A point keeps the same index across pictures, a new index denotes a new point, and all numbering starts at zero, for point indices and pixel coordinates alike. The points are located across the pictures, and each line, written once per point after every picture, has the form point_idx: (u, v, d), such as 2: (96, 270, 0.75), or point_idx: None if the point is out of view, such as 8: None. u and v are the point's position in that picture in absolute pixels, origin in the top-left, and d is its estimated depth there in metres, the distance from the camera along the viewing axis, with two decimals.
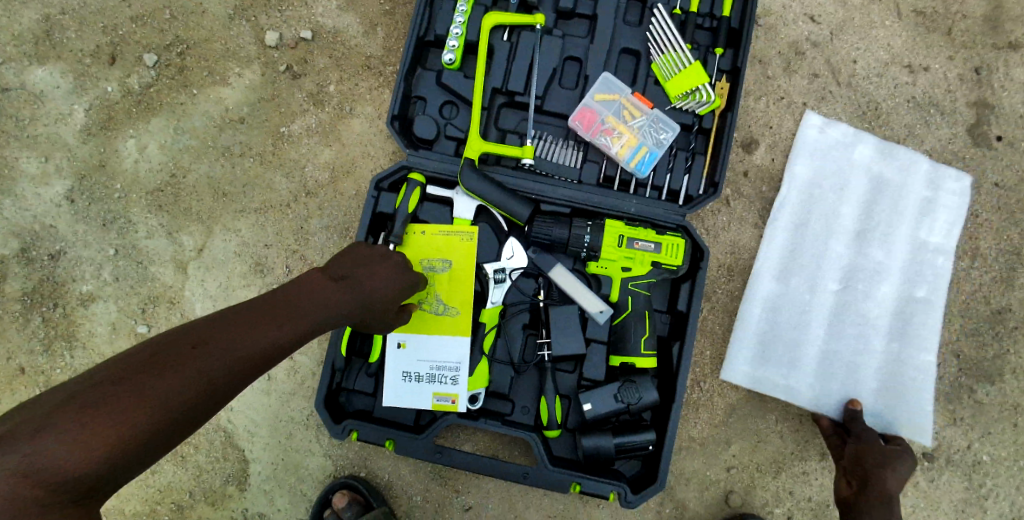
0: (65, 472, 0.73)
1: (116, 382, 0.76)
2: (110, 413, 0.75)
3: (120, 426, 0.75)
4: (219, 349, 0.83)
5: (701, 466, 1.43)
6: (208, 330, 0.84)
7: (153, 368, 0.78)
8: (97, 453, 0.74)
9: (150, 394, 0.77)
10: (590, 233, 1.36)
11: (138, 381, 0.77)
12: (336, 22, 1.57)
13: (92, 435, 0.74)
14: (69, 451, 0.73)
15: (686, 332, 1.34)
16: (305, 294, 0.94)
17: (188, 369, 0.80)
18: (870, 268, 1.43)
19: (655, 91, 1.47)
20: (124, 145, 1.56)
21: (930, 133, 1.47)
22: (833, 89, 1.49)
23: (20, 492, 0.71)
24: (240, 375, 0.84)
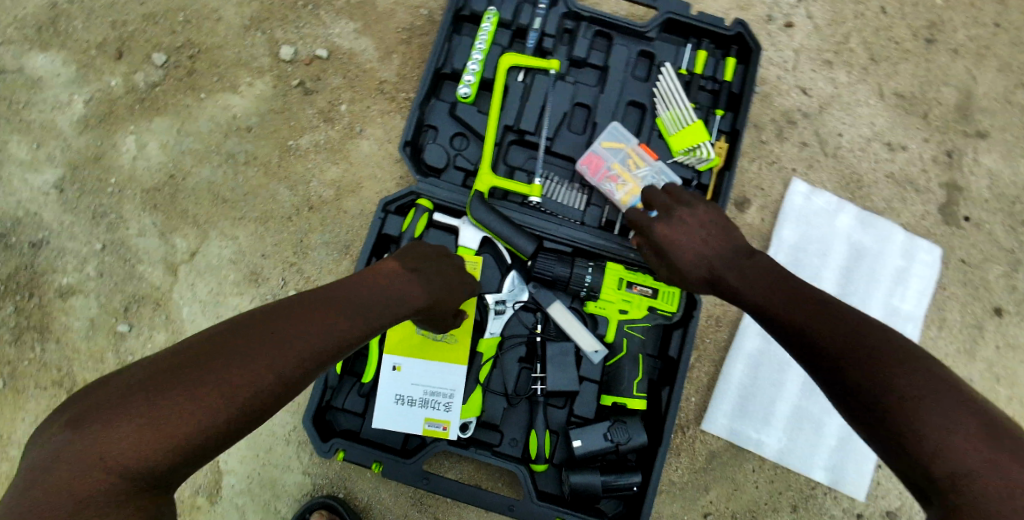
0: (133, 461, 0.72)
1: (189, 365, 0.77)
2: (178, 403, 0.75)
3: (195, 411, 0.75)
4: (280, 341, 0.81)
5: (679, 510, 1.45)
6: (267, 322, 0.82)
7: (217, 359, 0.78)
8: (165, 442, 0.74)
9: (215, 386, 0.76)
10: (591, 273, 1.41)
11: (205, 373, 0.76)
12: (353, 44, 1.59)
13: (162, 417, 0.74)
14: (137, 441, 0.73)
15: (677, 376, 1.38)
16: (360, 291, 0.92)
17: (253, 356, 0.79)
18: None
19: (659, 144, 1.55)
20: (122, 140, 1.52)
21: (906, 207, 1.58)
22: (821, 159, 1.59)
23: (91, 480, 0.71)
24: (301, 367, 0.82)
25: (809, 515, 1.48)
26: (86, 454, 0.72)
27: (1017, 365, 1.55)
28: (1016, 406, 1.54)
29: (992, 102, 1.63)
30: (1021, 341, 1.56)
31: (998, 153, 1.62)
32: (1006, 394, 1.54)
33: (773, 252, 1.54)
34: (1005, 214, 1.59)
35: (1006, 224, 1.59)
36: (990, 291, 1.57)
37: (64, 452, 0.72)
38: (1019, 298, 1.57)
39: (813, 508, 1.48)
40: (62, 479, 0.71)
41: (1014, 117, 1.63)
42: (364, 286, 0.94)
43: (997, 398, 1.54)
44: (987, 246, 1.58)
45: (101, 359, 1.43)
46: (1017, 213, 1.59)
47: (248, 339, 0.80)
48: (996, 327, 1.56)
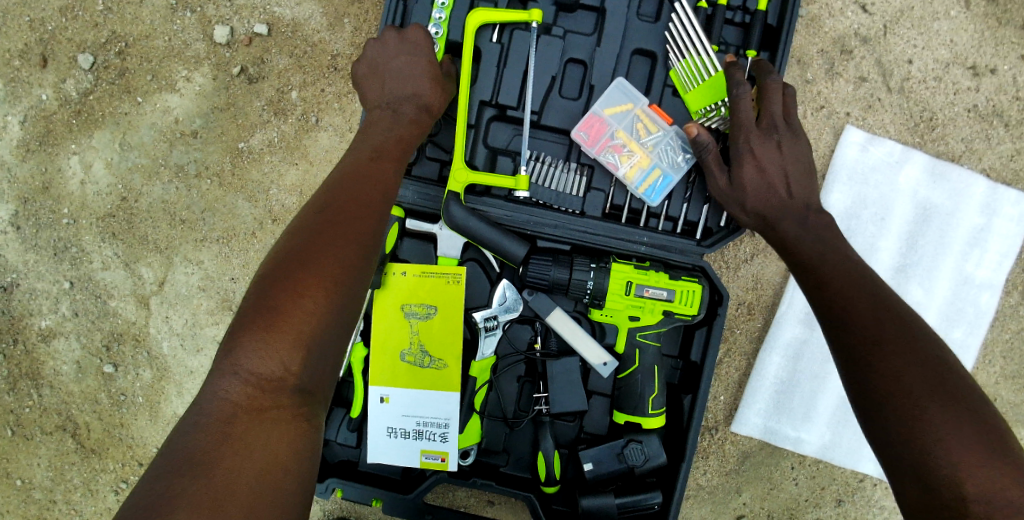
0: (267, 371, 0.78)
1: (281, 272, 0.84)
2: (281, 306, 0.81)
3: (311, 305, 0.82)
4: (337, 223, 0.89)
5: (708, 514, 1.33)
6: (315, 220, 0.89)
7: (296, 262, 0.84)
8: (293, 341, 0.79)
9: (308, 280, 0.83)
10: (594, 276, 1.20)
11: (291, 273, 0.83)
12: (295, 12, 1.34)
13: (278, 320, 0.80)
14: (264, 352, 0.79)
15: (700, 386, 1.21)
16: (367, 148, 1.03)
17: (331, 242, 0.87)
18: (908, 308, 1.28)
19: (673, 103, 1.26)
20: (67, 163, 1.38)
21: (990, 148, 1.26)
22: (883, 96, 1.26)
23: (247, 395, 0.77)
24: (367, 239, 0.91)
25: (854, 508, 1.33)
26: (233, 376, 0.78)
27: None
28: None
29: None
30: None
31: None
32: None
33: None
34: None
35: None
36: None
37: (214, 385, 0.77)
38: None
39: (860, 501, 1.33)
40: (225, 409, 0.76)
41: None
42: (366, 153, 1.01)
43: None
44: None
45: (96, 399, 1.42)
46: None
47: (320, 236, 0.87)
48: None
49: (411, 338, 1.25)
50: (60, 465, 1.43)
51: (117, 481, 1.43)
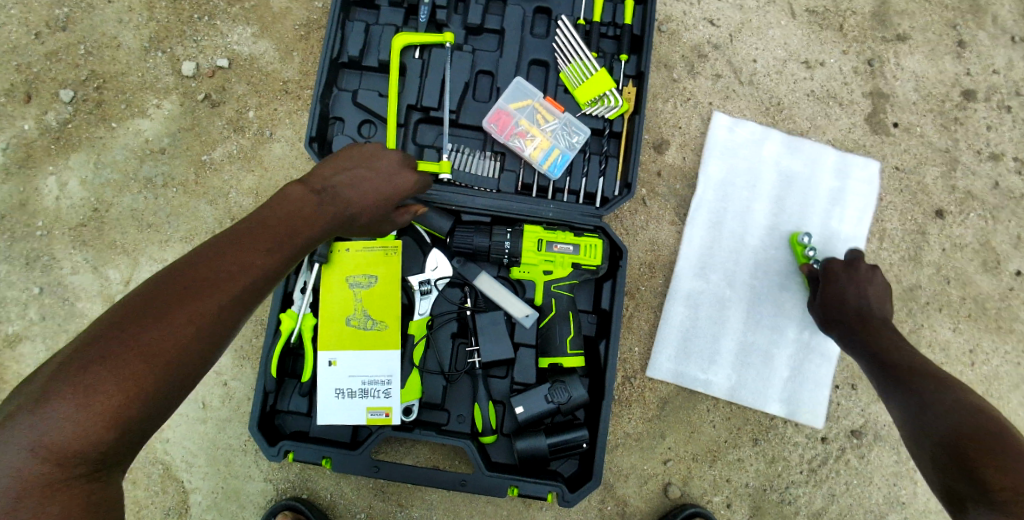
0: (68, 442, 0.76)
1: (105, 337, 0.79)
2: (81, 397, 0.76)
3: (118, 382, 0.78)
4: (181, 306, 0.82)
5: (638, 461, 1.50)
6: (149, 299, 0.82)
7: (112, 354, 0.78)
8: (88, 428, 0.76)
9: (123, 372, 0.78)
10: (510, 239, 1.42)
11: (110, 359, 0.78)
12: (251, 49, 1.59)
13: (94, 392, 0.77)
14: (69, 422, 0.76)
15: (611, 329, 1.41)
16: (265, 226, 0.91)
17: (167, 316, 0.81)
18: (785, 259, 1.52)
19: (566, 99, 1.53)
20: (44, 182, 1.55)
21: (831, 124, 1.56)
22: (737, 88, 1.57)
23: (33, 469, 0.75)
24: (214, 320, 0.84)
25: (770, 446, 1.51)
26: (19, 446, 0.75)
27: (965, 265, 1.55)
28: (970, 306, 1.55)
29: (909, 3, 1.59)
30: (967, 241, 1.55)
31: (921, 53, 1.59)
32: (959, 295, 1.55)
33: (703, 184, 1.54)
34: (937, 114, 1.57)
35: (938, 123, 1.57)
36: (930, 195, 1.56)
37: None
38: (959, 197, 1.56)
39: (775, 438, 1.52)
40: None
41: (933, 16, 1.59)
42: (275, 212, 0.92)
43: (950, 302, 1.55)
44: (920, 149, 1.56)
45: None
46: (947, 112, 1.58)
47: (157, 303, 0.81)
48: (939, 230, 1.55)
49: (355, 305, 1.42)
50: None
51: None
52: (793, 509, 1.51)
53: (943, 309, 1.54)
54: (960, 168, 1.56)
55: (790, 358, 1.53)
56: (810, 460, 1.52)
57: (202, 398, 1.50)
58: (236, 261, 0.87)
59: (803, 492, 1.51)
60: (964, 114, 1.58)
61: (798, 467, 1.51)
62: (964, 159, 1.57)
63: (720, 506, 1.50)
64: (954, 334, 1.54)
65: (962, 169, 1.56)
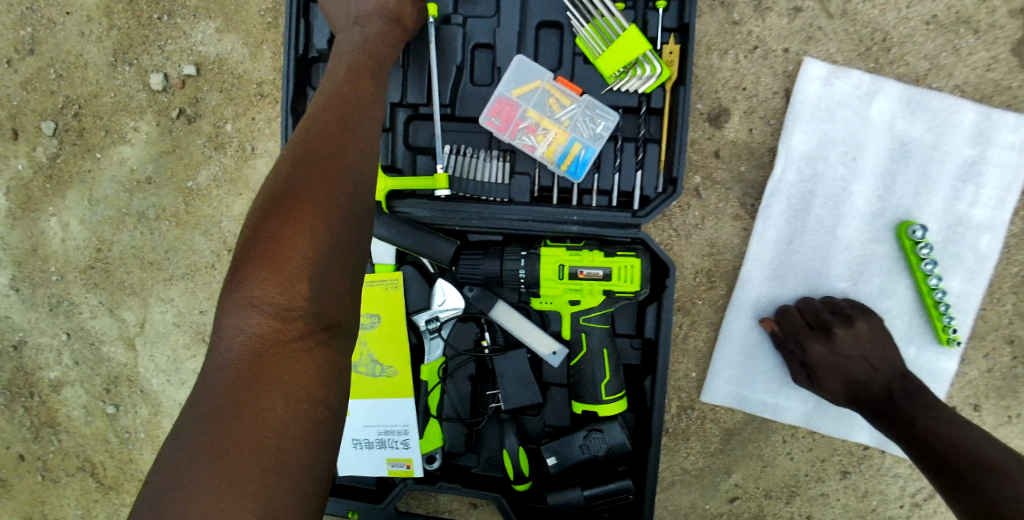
0: (269, 328, 0.84)
1: (264, 238, 0.87)
2: (273, 249, 0.86)
3: (295, 263, 0.85)
4: (311, 191, 0.89)
5: (698, 499, 1.27)
6: (283, 200, 0.88)
7: (284, 220, 0.87)
8: (283, 314, 0.84)
9: (303, 225, 0.86)
10: (525, 266, 1.16)
11: (287, 216, 0.87)
12: (217, 48, 1.36)
13: (280, 277, 0.85)
14: (267, 308, 0.84)
15: (657, 366, 1.15)
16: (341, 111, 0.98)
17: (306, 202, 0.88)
18: (892, 257, 1.13)
19: (587, 70, 1.18)
20: (48, 224, 1.48)
21: (961, 62, 1.10)
22: (824, 24, 1.12)
23: (245, 367, 0.82)
24: (346, 194, 0.91)
25: (863, 478, 1.23)
26: (233, 353, 0.83)
27: None
28: None
29: None
30: None
31: None
32: None
33: (784, 161, 1.15)
34: None
35: None
36: None
37: (227, 319, 0.84)
38: None
39: (869, 470, 1.23)
40: (239, 355, 0.83)
41: None
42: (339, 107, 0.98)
43: None
44: None
45: (106, 438, 1.53)
46: None
47: (289, 200, 0.88)
48: None
49: (361, 350, 1.26)
50: (87, 503, 1.55)
51: None
52: None
53: None
54: None
55: None
56: (914, 493, 1.23)
57: None
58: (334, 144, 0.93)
59: None
60: None
61: (898, 502, 1.23)
62: None
63: None
64: None
65: None
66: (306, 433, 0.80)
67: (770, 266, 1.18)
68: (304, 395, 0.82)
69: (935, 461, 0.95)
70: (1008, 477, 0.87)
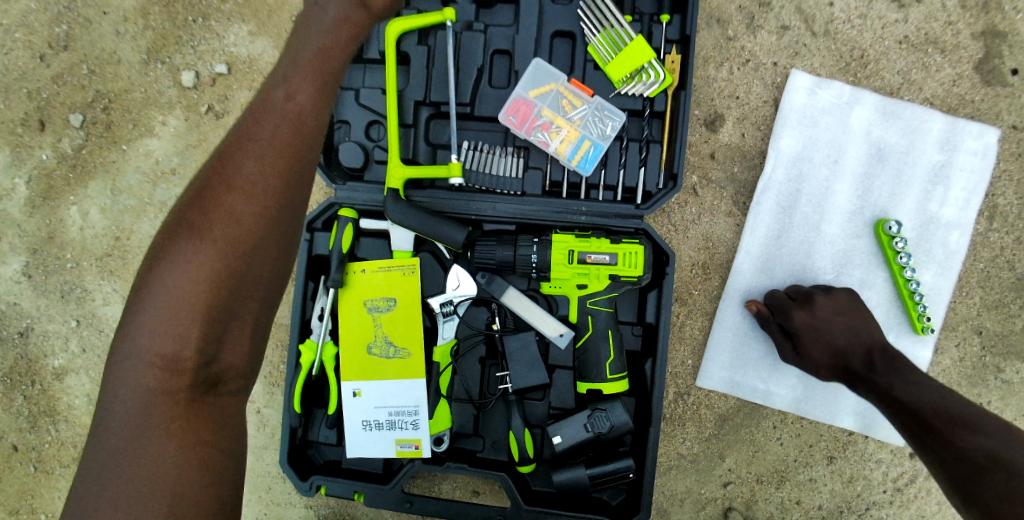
0: (157, 371, 0.89)
1: (155, 282, 0.91)
2: (173, 285, 0.91)
3: (177, 311, 0.90)
4: (198, 239, 0.93)
5: (693, 484, 1.31)
6: (175, 244, 0.93)
7: (181, 265, 0.91)
8: (170, 362, 0.90)
9: (189, 279, 0.91)
10: (537, 251, 1.23)
11: (184, 266, 0.92)
12: (249, 49, 1.45)
13: (172, 325, 0.90)
14: (155, 355, 0.89)
15: (659, 348, 1.22)
16: (251, 143, 0.98)
17: (196, 252, 0.92)
18: (870, 251, 1.23)
19: (597, 76, 1.28)
20: (67, 212, 1.53)
21: (928, 77, 1.24)
22: (808, 41, 1.26)
23: (141, 408, 0.89)
24: (236, 240, 0.94)
25: (848, 464, 1.30)
26: (128, 393, 0.89)
27: None
28: None
29: None
30: None
31: None
32: None
33: (773, 162, 1.26)
34: None
35: None
36: None
37: (122, 362, 0.89)
38: None
39: (853, 456, 1.30)
40: (129, 400, 0.89)
41: None
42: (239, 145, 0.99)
43: None
44: None
45: None
46: None
47: (177, 247, 0.92)
48: None
49: (375, 332, 1.31)
50: None
51: None
52: None
53: None
54: None
55: None
56: (895, 478, 1.30)
57: None
58: (222, 179, 0.96)
59: (886, 514, 1.30)
60: None
61: (880, 486, 1.29)
62: None
63: None
64: None
65: None
66: (200, 474, 0.89)
67: (760, 259, 1.26)
68: (196, 437, 0.91)
69: (913, 421, 1.03)
70: (978, 429, 0.97)
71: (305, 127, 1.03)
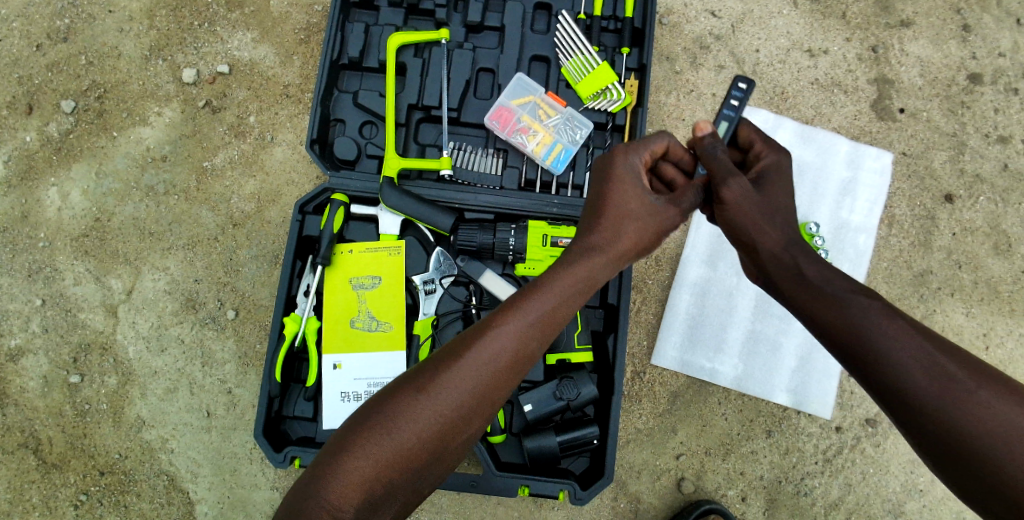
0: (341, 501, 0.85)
1: (381, 413, 0.89)
2: (388, 443, 0.88)
3: (396, 447, 0.87)
4: (441, 388, 0.89)
5: (649, 456, 1.46)
6: (411, 383, 0.91)
7: (406, 405, 0.89)
8: (357, 498, 0.86)
9: (407, 431, 0.88)
10: (514, 236, 1.38)
11: (391, 415, 0.89)
12: (252, 53, 1.58)
13: (384, 466, 0.87)
14: (344, 487, 0.86)
15: (620, 324, 1.37)
16: (522, 324, 0.93)
17: (427, 403, 0.89)
18: None
19: (568, 93, 1.50)
20: (45, 193, 1.54)
21: (836, 111, 1.54)
22: (740, 78, 1.55)
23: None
24: (470, 404, 0.90)
25: (784, 437, 1.47)
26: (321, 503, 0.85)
27: (977, 249, 1.52)
28: (983, 290, 1.52)
29: None
30: (978, 224, 1.53)
31: (925, 39, 1.57)
32: (971, 280, 1.52)
33: None
34: (943, 98, 1.55)
35: (944, 108, 1.55)
36: (938, 180, 1.53)
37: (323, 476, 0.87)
38: (968, 181, 1.54)
39: (788, 430, 1.48)
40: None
41: (937, 2, 1.58)
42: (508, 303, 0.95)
43: (962, 286, 1.52)
44: (928, 134, 1.54)
45: (60, 412, 1.49)
46: (954, 96, 1.56)
47: (415, 389, 0.90)
48: (948, 214, 1.53)
49: (359, 307, 1.40)
50: (21, 485, 1.49)
51: (78, 494, 1.48)
52: (809, 500, 1.47)
53: (955, 294, 1.51)
54: (968, 151, 1.54)
55: (799, 350, 1.49)
56: (825, 450, 1.48)
57: (207, 407, 1.49)
58: (478, 408, 0.91)
59: (818, 482, 1.47)
60: (970, 99, 1.56)
61: (813, 458, 1.47)
62: (972, 142, 1.55)
63: (735, 500, 1.46)
64: (967, 318, 1.51)
65: (970, 153, 1.54)
66: None
67: (705, 253, 1.50)
68: None
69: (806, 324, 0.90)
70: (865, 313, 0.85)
71: (540, 315, 0.94)
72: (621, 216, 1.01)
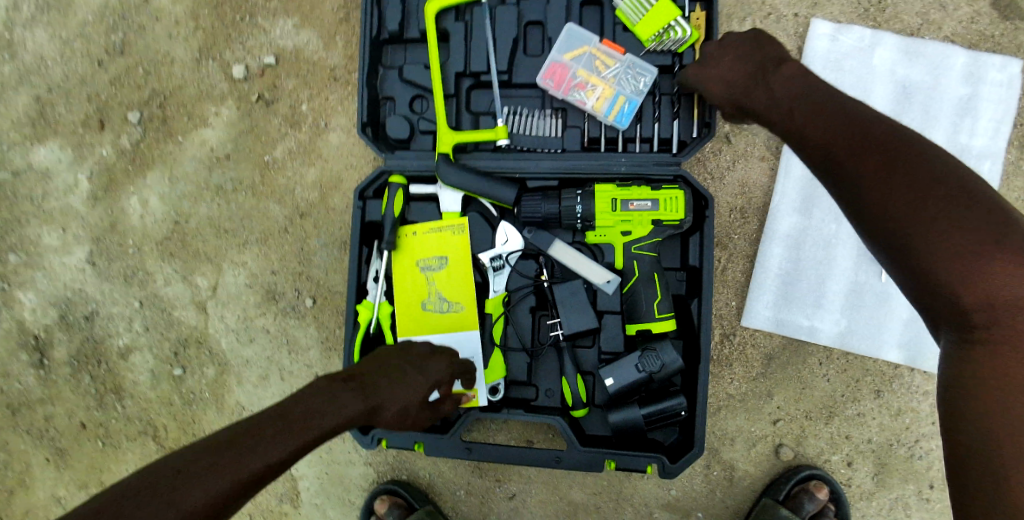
0: None
1: (172, 473, 0.82)
2: (184, 508, 0.80)
3: (189, 508, 0.80)
4: (247, 454, 0.85)
5: (744, 423, 1.38)
6: (227, 440, 0.86)
7: (210, 463, 0.83)
8: None
9: (193, 491, 0.81)
10: (581, 202, 1.28)
11: (181, 472, 0.82)
12: (295, 40, 1.54)
13: None
14: None
15: (703, 286, 1.27)
16: (324, 423, 0.92)
17: (237, 463, 0.84)
18: None
19: (627, 37, 1.35)
20: (128, 202, 1.60)
21: (948, 16, 1.32)
22: None
23: None
24: (268, 472, 0.87)
25: (895, 397, 1.35)
26: None
27: None
28: None
29: None
30: None
31: None
32: None
33: None
34: None
35: None
36: None
37: None
38: None
39: (900, 389, 1.36)
40: None
41: None
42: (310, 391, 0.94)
43: None
44: None
45: (171, 402, 1.60)
46: None
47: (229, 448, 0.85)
48: None
49: (429, 289, 1.38)
50: None
51: None
52: (925, 463, 1.35)
53: None
54: None
55: None
56: None
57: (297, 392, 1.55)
58: (260, 482, 0.86)
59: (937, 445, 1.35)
60: None
61: (930, 418, 1.34)
62: None
63: (840, 466, 1.37)
64: None
65: None
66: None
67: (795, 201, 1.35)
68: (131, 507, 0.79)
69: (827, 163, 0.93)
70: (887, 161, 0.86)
71: (340, 421, 0.94)
72: (380, 382, 1.00)
